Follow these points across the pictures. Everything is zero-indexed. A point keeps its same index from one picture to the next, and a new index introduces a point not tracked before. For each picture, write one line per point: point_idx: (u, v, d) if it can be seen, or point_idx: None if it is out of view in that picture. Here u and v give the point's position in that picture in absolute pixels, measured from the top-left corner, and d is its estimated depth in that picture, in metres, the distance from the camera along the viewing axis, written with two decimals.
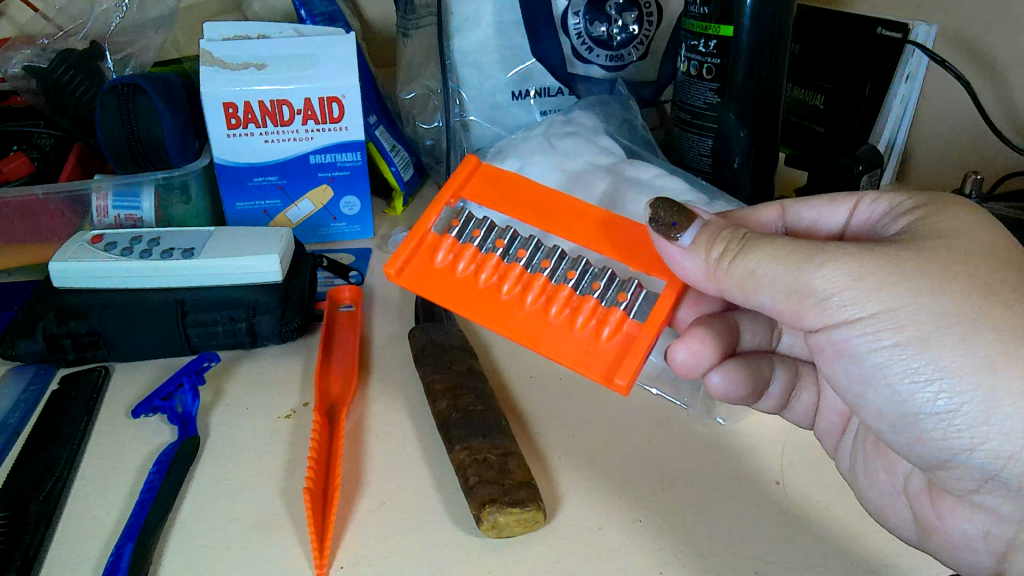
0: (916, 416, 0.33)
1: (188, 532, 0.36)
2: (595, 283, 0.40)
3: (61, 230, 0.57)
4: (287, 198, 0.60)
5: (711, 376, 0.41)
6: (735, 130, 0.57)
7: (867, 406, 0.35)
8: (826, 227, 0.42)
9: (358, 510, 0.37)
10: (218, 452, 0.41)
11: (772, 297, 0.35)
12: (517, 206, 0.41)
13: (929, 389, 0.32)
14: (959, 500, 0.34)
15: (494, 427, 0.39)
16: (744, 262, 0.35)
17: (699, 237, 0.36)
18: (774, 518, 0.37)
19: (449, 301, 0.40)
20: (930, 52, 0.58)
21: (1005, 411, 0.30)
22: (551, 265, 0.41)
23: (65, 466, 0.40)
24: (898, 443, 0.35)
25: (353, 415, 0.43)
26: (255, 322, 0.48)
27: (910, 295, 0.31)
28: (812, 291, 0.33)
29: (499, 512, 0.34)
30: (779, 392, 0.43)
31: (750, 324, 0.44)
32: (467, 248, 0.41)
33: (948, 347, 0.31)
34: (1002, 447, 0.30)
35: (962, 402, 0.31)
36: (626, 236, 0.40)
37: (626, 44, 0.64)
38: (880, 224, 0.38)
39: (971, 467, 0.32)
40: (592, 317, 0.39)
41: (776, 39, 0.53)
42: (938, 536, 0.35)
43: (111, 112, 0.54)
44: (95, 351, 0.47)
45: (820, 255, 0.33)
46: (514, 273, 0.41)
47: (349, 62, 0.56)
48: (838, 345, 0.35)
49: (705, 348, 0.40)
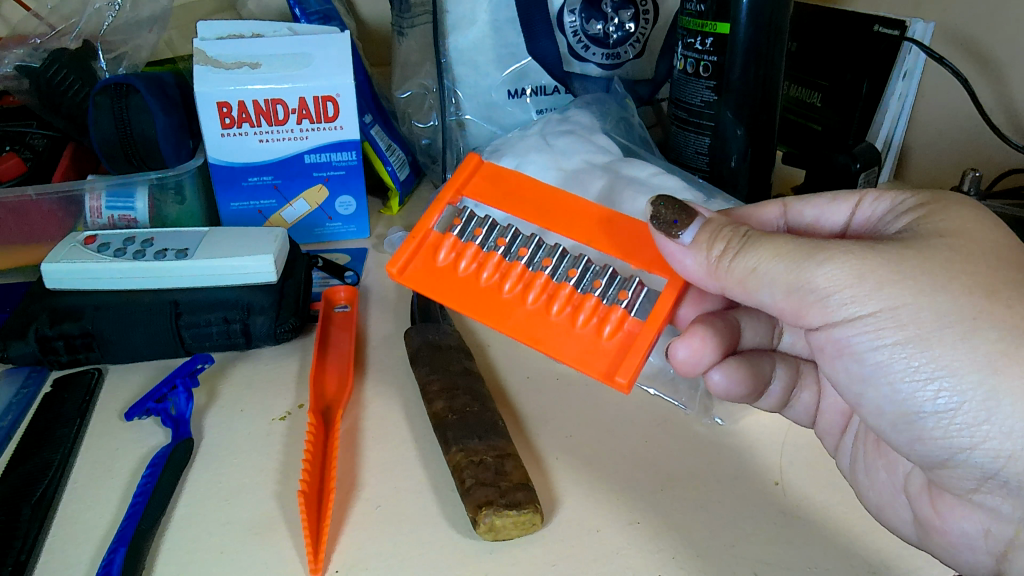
0: (916, 415, 0.33)
1: (181, 536, 0.36)
2: (597, 281, 0.40)
3: (54, 230, 0.56)
4: (282, 197, 0.60)
5: (712, 374, 0.41)
6: (733, 129, 0.57)
7: (867, 405, 0.35)
8: (828, 224, 0.41)
9: (353, 514, 0.37)
10: (212, 455, 0.41)
11: (773, 295, 0.35)
12: (519, 205, 0.41)
13: (929, 387, 0.31)
14: (958, 499, 0.34)
15: (490, 429, 0.38)
16: (745, 259, 0.35)
17: (699, 234, 0.36)
18: (773, 519, 0.37)
19: (450, 300, 0.40)
20: (929, 49, 0.58)
21: (1005, 410, 0.30)
22: (552, 263, 0.41)
23: (58, 469, 0.40)
24: (898, 442, 0.34)
25: (348, 416, 0.43)
26: (250, 322, 0.47)
27: (911, 295, 0.31)
28: (812, 288, 0.33)
29: (495, 514, 0.34)
30: (780, 390, 0.42)
31: (751, 322, 0.44)
32: (469, 246, 0.41)
33: (949, 346, 0.31)
34: (1002, 446, 0.30)
35: (962, 401, 0.30)
36: (626, 234, 0.40)
37: (622, 42, 0.64)
38: (882, 223, 0.37)
39: (970, 466, 0.32)
40: (593, 316, 0.39)
41: (772, 37, 0.53)
42: (937, 535, 0.35)
43: (104, 113, 0.54)
44: (88, 353, 0.47)
45: (820, 253, 0.33)
46: (515, 272, 0.40)
47: (344, 61, 0.55)
48: (839, 343, 0.34)
49: (706, 345, 0.39)
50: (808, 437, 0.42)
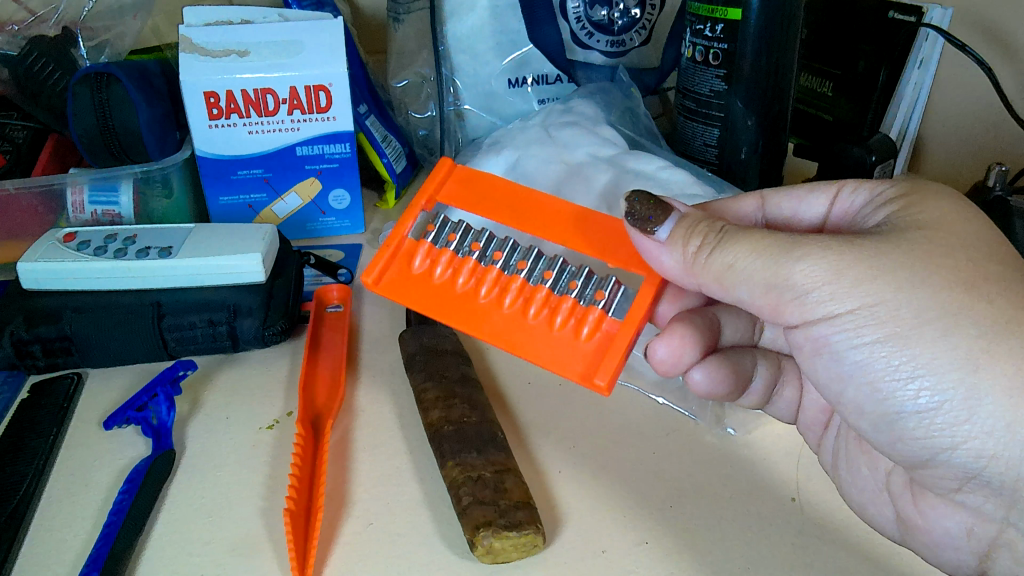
0: (897, 414, 0.31)
1: (161, 557, 0.34)
2: (573, 282, 0.37)
3: (34, 226, 0.54)
4: (273, 191, 0.58)
5: (694, 373, 0.39)
6: (743, 119, 0.54)
7: (847, 404, 0.33)
8: (807, 218, 0.39)
9: (343, 533, 0.34)
10: (195, 468, 0.38)
11: (751, 292, 0.32)
12: (493, 207, 0.38)
13: (910, 386, 0.30)
14: (941, 498, 0.32)
15: (489, 441, 0.36)
16: (722, 255, 0.32)
17: (676, 229, 0.33)
18: (789, 539, 0.34)
19: (426, 309, 0.38)
20: (949, 35, 0.55)
21: (987, 408, 0.28)
22: (527, 266, 0.38)
23: (32, 483, 0.38)
24: (878, 441, 0.33)
25: (340, 425, 0.41)
26: (236, 324, 0.45)
27: (891, 291, 0.29)
28: (790, 286, 0.31)
29: (494, 536, 0.31)
30: (761, 387, 0.41)
31: (731, 319, 0.42)
32: (444, 252, 0.39)
33: (929, 343, 0.29)
34: (983, 446, 0.29)
35: (944, 400, 0.29)
36: (603, 231, 0.37)
37: (627, 29, 0.61)
38: (861, 215, 0.35)
39: (953, 465, 0.30)
40: (571, 318, 0.37)
41: (786, 25, 0.51)
42: (921, 534, 0.33)
43: (84, 103, 0.51)
44: (66, 357, 0.45)
45: (798, 248, 0.30)
46: (491, 276, 0.38)
47: (337, 48, 0.53)
48: (817, 342, 0.32)
49: (685, 344, 0.38)
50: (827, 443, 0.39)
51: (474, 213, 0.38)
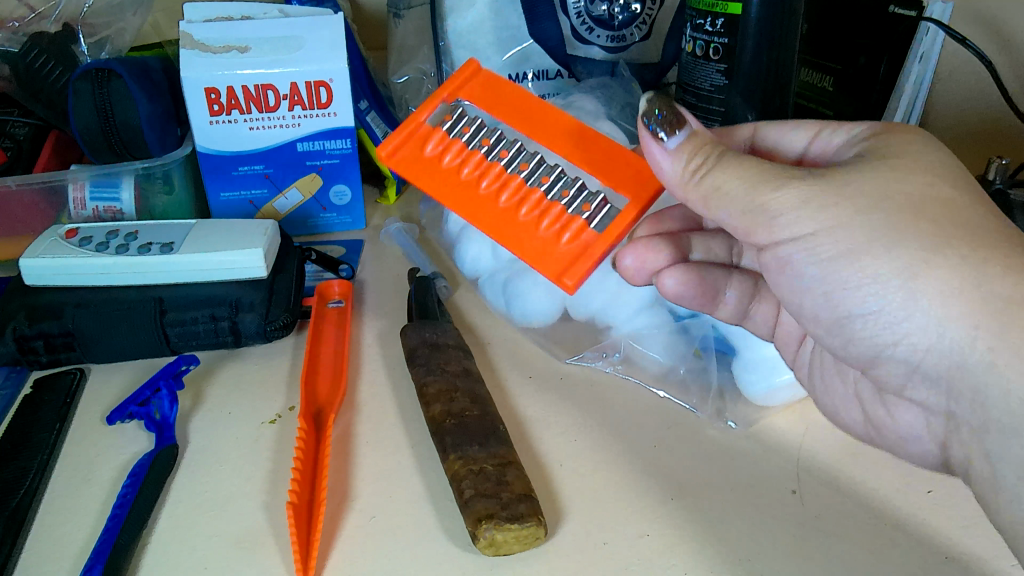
0: (847, 318, 0.33)
1: (164, 550, 0.34)
2: (566, 191, 0.40)
3: (36, 223, 0.54)
4: (274, 187, 0.58)
5: (666, 281, 0.41)
6: (744, 113, 0.54)
7: (805, 312, 0.35)
8: (789, 150, 0.40)
9: (345, 526, 0.34)
10: (198, 462, 0.39)
11: (729, 215, 0.34)
12: (507, 110, 0.41)
13: (860, 293, 0.31)
14: (899, 399, 0.35)
15: (491, 435, 0.36)
16: (712, 177, 0.33)
17: (685, 143, 0.34)
18: (790, 530, 0.34)
19: (432, 190, 0.40)
20: (949, 28, 0.56)
21: (924, 304, 0.29)
22: (529, 168, 0.40)
23: (36, 478, 0.38)
24: (834, 343, 0.35)
25: (342, 420, 0.41)
26: (238, 319, 0.45)
27: (847, 215, 0.30)
28: (764, 210, 0.32)
29: (497, 529, 0.31)
30: (735, 300, 0.42)
31: (702, 242, 0.44)
32: (456, 141, 0.41)
33: (879, 258, 0.30)
34: (919, 343, 0.30)
35: (885, 301, 0.30)
36: (600, 149, 0.40)
37: (628, 23, 0.61)
38: (839, 155, 0.36)
39: (896, 361, 0.32)
40: (558, 222, 0.39)
41: (786, 20, 0.51)
42: (889, 432, 0.36)
43: (85, 99, 0.51)
44: (69, 352, 0.45)
45: (782, 179, 0.32)
46: (494, 171, 0.40)
47: (337, 44, 0.53)
48: (783, 260, 0.34)
49: (648, 252, 0.41)
50: (830, 438, 0.39)
51: (493, 113, 0.41)
